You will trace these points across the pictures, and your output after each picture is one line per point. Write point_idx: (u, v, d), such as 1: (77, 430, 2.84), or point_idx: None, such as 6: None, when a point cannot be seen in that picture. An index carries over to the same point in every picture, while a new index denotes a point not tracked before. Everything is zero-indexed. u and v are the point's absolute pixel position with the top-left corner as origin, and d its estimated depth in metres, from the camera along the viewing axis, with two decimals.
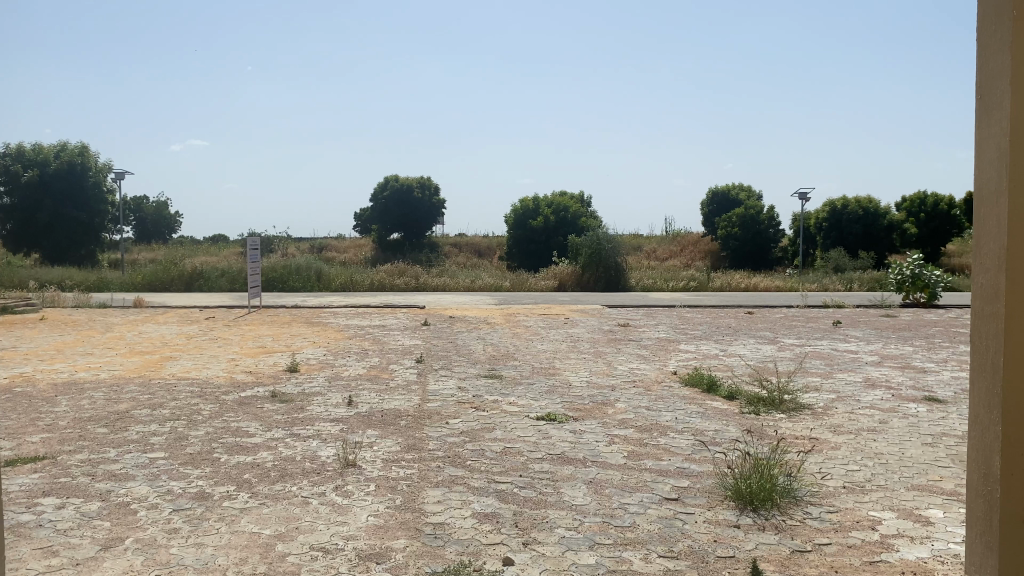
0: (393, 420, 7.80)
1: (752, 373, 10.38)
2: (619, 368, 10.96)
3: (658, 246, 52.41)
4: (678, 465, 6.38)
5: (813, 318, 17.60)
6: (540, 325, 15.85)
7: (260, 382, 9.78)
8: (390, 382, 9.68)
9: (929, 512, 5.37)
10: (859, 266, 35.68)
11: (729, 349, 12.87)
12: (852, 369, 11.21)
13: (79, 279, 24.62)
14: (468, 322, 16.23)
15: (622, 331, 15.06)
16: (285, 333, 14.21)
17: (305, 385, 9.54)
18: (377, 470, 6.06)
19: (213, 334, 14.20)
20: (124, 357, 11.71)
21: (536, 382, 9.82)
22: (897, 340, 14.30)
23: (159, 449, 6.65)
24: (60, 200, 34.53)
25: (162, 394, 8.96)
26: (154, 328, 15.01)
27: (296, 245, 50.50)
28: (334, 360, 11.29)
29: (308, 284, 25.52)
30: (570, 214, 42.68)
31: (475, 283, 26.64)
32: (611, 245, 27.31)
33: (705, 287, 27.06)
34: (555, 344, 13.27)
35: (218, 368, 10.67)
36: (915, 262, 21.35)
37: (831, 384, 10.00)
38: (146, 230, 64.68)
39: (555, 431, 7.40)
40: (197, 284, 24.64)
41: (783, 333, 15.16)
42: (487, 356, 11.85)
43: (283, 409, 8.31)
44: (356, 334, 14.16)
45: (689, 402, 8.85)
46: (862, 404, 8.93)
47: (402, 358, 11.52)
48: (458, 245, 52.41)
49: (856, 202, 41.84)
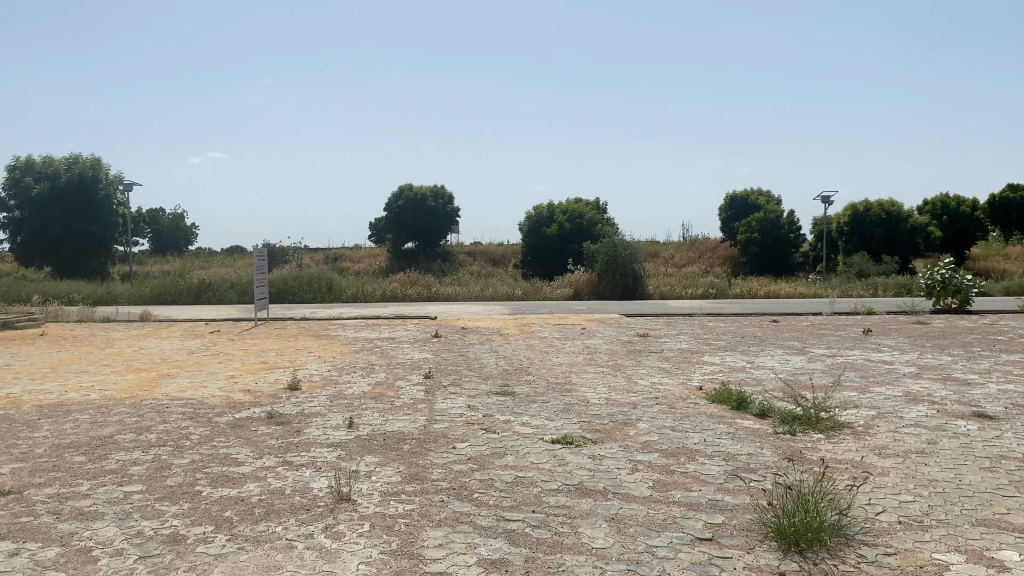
0: (396, 444, 7.17)
1: (783, 388, 9.68)
2: (639, 383, 10.28)
3: (676, 251, 51.65)
4: (709, 497, 5.71)
5: (841, 326, 16.83)
6: (555, 336, 15.17)
7: (258, 402, 9.18)
8: (395, 401, 9.06)
9: (1003, 555, 4.66)
10: (882, 270, 34.78)
11: (755, 361, 12.15)
12: (890, 381, 10.46)
13: (86, 293, 24.23)
14: (480, 334, 15.58)
15: (641, 341, 14.38)
16: (289, 347, 13.63)
17: (305, 405, 8.93)
18: (372, 505, 5.44)
19: (216, 348, 13.64)
20: (118, 375, 11.14)
21: (551, 399, 9.17)
22: (933, 349, 13.53)
23: (136, 481, 6.05)
24: (70, 213, 34.20)
25: (152, 416, 8.38)
26: (155, 343, 14.49)
27: (309, 255, 50.13)
28: (338, 376, 10.69)
29: (318, 295, 25.02)
30: (586, 220, 42.11)
31: (487, 292, 26.04)
32: (628, 251, 26.66)
33: (724, 293, 26.32)
34: (571, 356, 12.63)
35: (216, 387, 10.09)
36: (947, 266, 20.52)
37: (870, 399, 9.27)
38: (163, 242, 64.66)
39: (572, 456, 6.75)
40: (204, 296, 24.20)
41: (811, 342, 14.41)
42: (500, 370, 11.20)
43: (279, 432, 7.71)
44: (363, 347, 13.55)
45: (716, 421, 8.17)
46: (906, 421, 8.21)
47: (409, 373, 10.90)
48: (473, 254, 51.90)
49: (878, 205, 41.04)
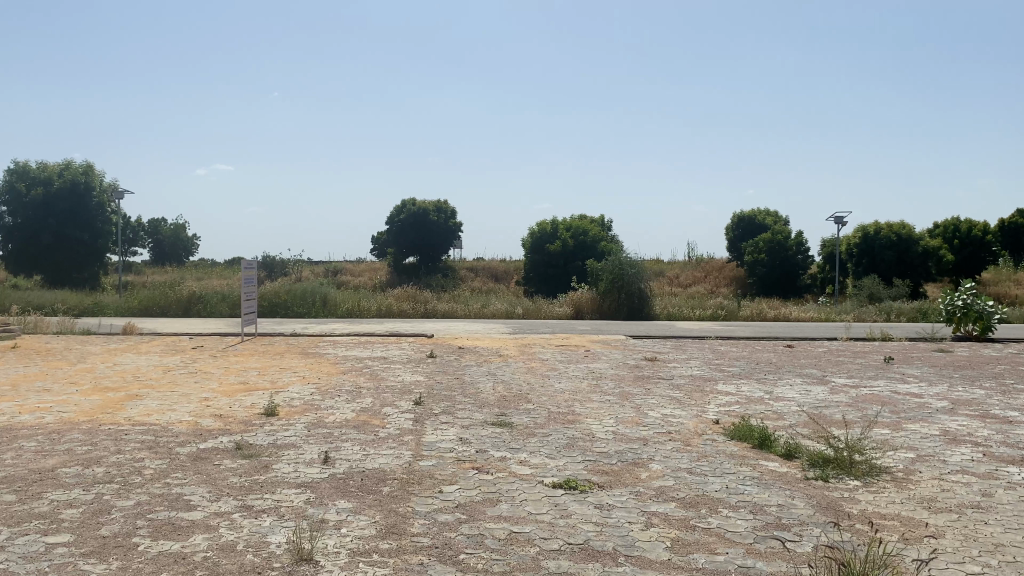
0: (375, 487, 6.28)
1: (809, 425, 8.77)
2: (650, 415, 9.37)
3: (681, 271, 50.78)
4: (738, 563, 4.80)
5: (860, 353, 15.91)
6: (559, 359, 14.27)
7: (227, 430, 8.27)
8: (379, 431, 8.16)
9: None
10: (893, 293, 33.83)
11: (774, 392, 11.24)
12: (924, 418, 9.54)
13: (72, 304, 23.39)
14: (478, 354, 14.68)
15: (650, 366, 13.48)
16: (273, 366, 12.75)
17: (278, 435, 8.03)
18: (337, 568, 4.55)
19: (194, 366, 12.74)
20: (82, 395, 10.23)
21: (554, 433, 8.26)
22: (963, 381, 12.60)
23: (64, 531, 5.14)
24: (62, 220, 33.40)
25: (105, 445, 7.47)
26: (131, 358, 13.60)
27: (308, 267, 49.31)
28: (320, 401, 9.78)
29: (312, 309, 24.15)
30: (589, 238, 41.25)
31: (487, 309, 25.15)
32: (633, 270, 25.78)
33: (732, 315, 25.42)
34: (575, 382, 11.73)
35: (185, 411, 9.19)
36: (968, 292, 19.63)
37: (906, 438, 8.37)
38: (164, 252, 63.96)
39: (576, 506, 5.85)
40: (194, 309, 23.34)
41: (831, 371, 13.48)
42: (497, 397, 10.29)
43: (243, 468, 6.81)
44: (352, 368, 12.65)
45: (738, 463, 7.27)
46: (952, 467, 7.29)
47: (399, 399, 9.98)
48: (475, 270, 51.05)
49: (888, 228, 40.18)
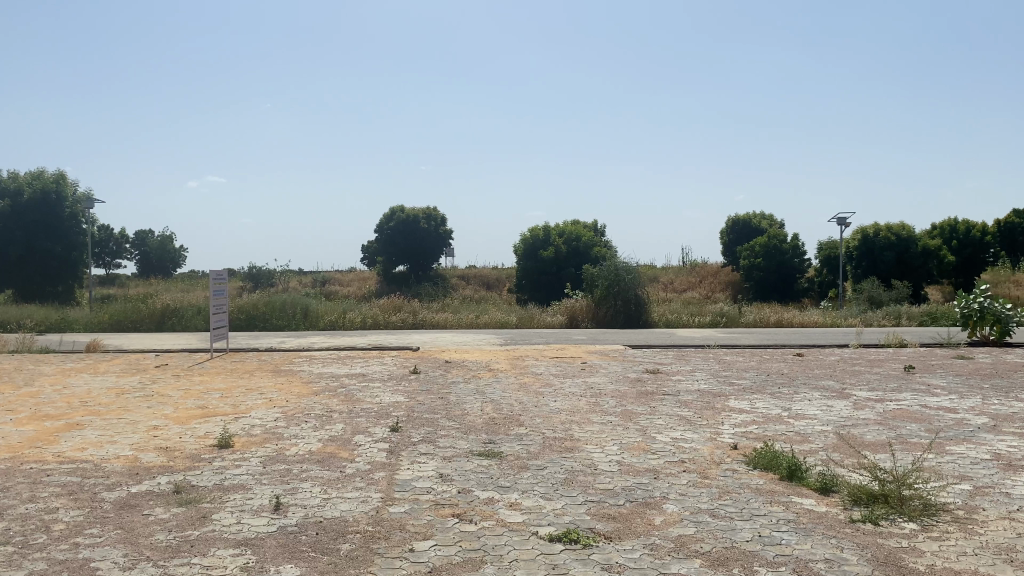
0: (332, 544, 5.14)
1: (841, 450, 7.65)
2: (659, 440, 8.23)
3: (676, 275, 49.72)
4: None
5: (877, 362, 14.79)
6: (553, 373, 13.11)
7: (169, 468, 7.10)
8: (345, 467, 7.01)
9: None
10: (895, 295, 32.74)
11: (792, 408, 10.11)
12: (969, 438, 8.41)
13: (41, 319, 22.18)
14: (466, 369, 13.49)
15: (653, 381, 12.33)
16: (239, 387, 11.58)
17: (227, 474, 6.85)
18: None
19: (151, 388, 11.55)
20: (15, 425, 9.03)
21: (549, 465, 7.13)
22: (996, 392, 11.50)
23: None
24: (33, 232, 32.21)
25: (18, 492, 6.27)
26: (84, 380, 12.37)
27: (295, 277, 48.06)
28: (285, 430, 8.61)
29: (293, 321, 22.97)
30: (582, 243, 40.18)
31: (478, 318, 24.02)
32: (630, 275, 24.69)
33: (733, 322, 24.31)
34: (572, 400, 10.58)
35: (127, 444, 7.99)
36: (984, 294, 18.57)
37: (955, 465, 7.25)
38: (150, 265, 62.56)
39: (579, 568, 4.70)
40: (168, 324, 22.17)
41: (851, 383, 12.39)
42: (486, 420, 9.16)
43: (175, 520, 5.63)
44: (326, 388, 11.45)
45: (767, 501, 6.15)
46: (1019, 502, 6.17)
47: (375, 425, 8.82)
48: (466, 278, 49.95)
49: (887, 228, 39.20)
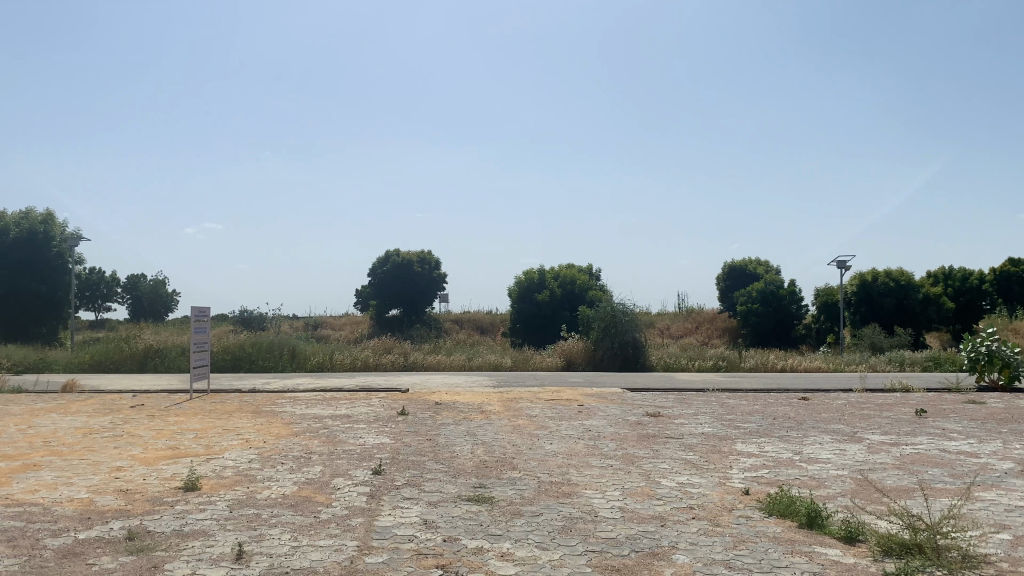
0: None
1: (861, 497, 7.02)
2: (664, 484, 7.59)
3: (672, 321, 49.16)
4: None
5: (886, 406, 14.14)
6: (548, 416, 12.45)
7: (127, 511, 6.44)
8: (320, 512, 6.36)
9: None
10: (897, 342, 32.23)
11: (804, 453, 9.48)
12: (997, 483, 7.81)
13: (20, 359, 21.50)
14: (456, 411, 12.81)
15: (653, 424, 11.65)
16: (215, 428, 10.91)
17: (189, 519, 6.18)
18: None
19: (122, 428, 10.87)
20: None
21: (545, 511, 6.50)
22: (1015, 437, 10.89)
23: None
24: (18, 272, 31.68)
25: None
26: (51, 420, 11.66)
27: (286, 321, 47.35)
28: (259, 472, 7.94)
29: (279, 362, 22.31)
30: (577, 286, 39.72)
31: (471, 361, 23.36)
32: (628, 317, 24.20)
33: (734, 366, 23.72)
34: (568, 443, 9.94)
35: (84, 486, 7.32)
36: (991, 338, 18.03)
37: (987, 512, 6.62)
38: (143, 309, 61.81)
39: None
40: (150, 364, 21.49)
41: (863, 427, 11.74)
42: (476, 463, 8.51)
43: (122, 570, 4.98)
44: (307, 430, 10.76)
45: (787, 552, 5.51)
46: None
47: (356, 467, 8.17)
48: (460, 323, 49.30)
49: (886, 274, 38.89)
